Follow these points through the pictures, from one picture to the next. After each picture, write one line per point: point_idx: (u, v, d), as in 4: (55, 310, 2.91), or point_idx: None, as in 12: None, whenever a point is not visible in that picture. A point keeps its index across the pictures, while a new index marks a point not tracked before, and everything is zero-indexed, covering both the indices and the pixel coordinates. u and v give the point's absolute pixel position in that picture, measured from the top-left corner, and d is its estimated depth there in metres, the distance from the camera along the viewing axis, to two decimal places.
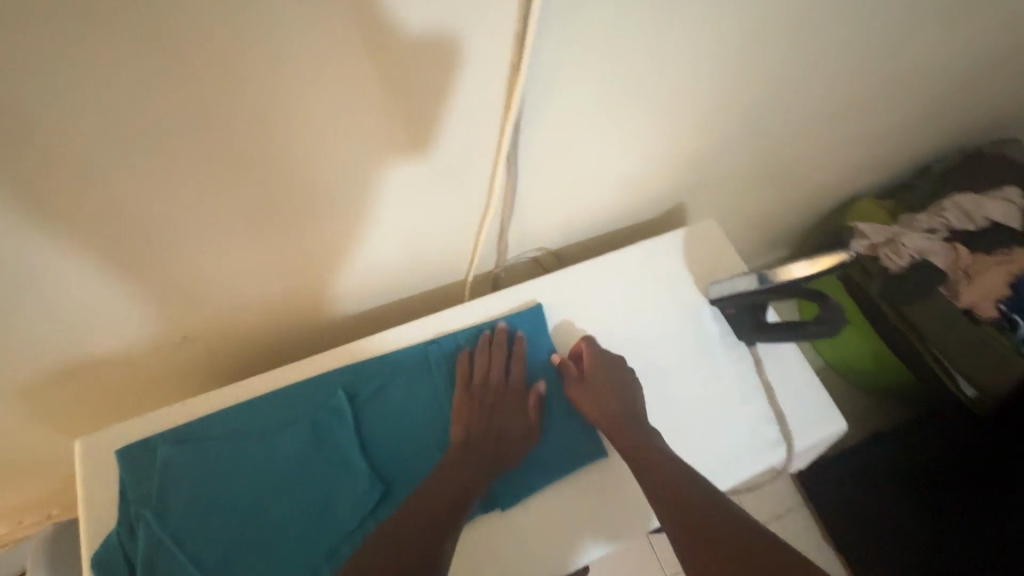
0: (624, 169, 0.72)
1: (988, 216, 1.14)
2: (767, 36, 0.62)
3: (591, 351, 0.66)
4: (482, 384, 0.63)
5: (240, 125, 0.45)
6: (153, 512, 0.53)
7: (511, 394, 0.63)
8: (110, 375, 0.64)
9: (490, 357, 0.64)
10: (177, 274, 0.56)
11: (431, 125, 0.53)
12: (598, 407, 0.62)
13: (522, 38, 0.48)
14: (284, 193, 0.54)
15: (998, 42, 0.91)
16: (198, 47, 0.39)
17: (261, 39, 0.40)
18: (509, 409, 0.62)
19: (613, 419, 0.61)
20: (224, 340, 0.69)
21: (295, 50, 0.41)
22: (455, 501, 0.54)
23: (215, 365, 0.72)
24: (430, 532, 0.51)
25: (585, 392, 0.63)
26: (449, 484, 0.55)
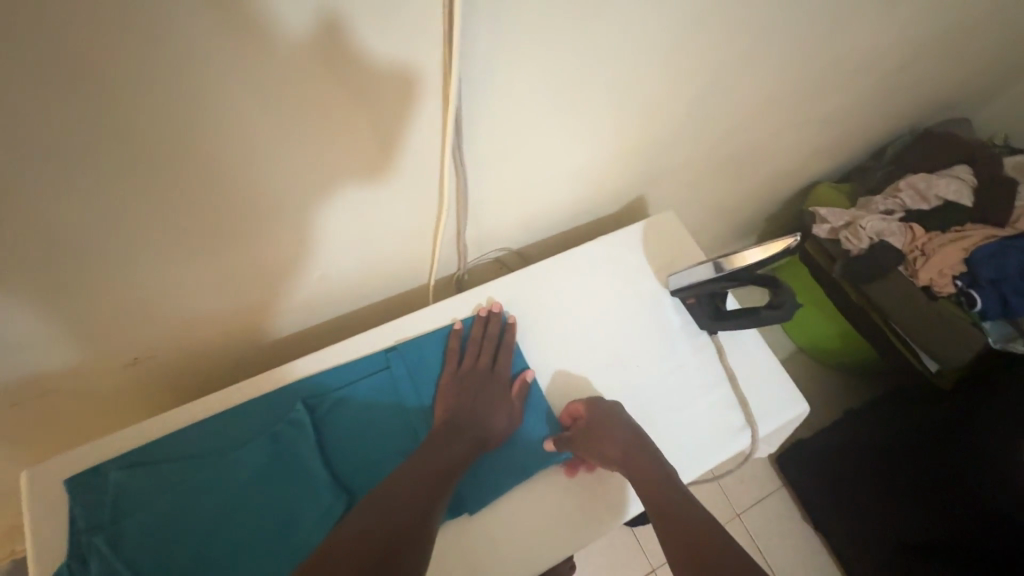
0: (579, 165, 0.73)
1: (940, 194, 1.17)
2: (706, 26, 0.62)
3: (585, 403, 0.64)
4: (467, 371, 0.64)
5: (168, 140, 0.44)
6: (105, 542, 0.51)
7: (495, 381, 0.64)
8: (61, 403, 0.63)
9: (480, 344, 0.66)
10: (120, 297, 0.55)
11: (372, 131, 0.52)
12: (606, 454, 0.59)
13: (451, 36, 0.46)
14: (226, 208, 0.52)
15: (935, 26, 0.94)
16: (110, 62, 0.37)
17: (176, 50, 0.38)
18: (489, 396, 0.63)
19: (626, 460, 0.59)
20: (179, 359, 0.67)
21: (214, 60, 0.40)
22: (427, 492, 0.53)
23: (174, 384, 0.70)
24: (406, 520, 0.50)
25: (588, 438, 0.61)
26: (415, 480, 0.53)
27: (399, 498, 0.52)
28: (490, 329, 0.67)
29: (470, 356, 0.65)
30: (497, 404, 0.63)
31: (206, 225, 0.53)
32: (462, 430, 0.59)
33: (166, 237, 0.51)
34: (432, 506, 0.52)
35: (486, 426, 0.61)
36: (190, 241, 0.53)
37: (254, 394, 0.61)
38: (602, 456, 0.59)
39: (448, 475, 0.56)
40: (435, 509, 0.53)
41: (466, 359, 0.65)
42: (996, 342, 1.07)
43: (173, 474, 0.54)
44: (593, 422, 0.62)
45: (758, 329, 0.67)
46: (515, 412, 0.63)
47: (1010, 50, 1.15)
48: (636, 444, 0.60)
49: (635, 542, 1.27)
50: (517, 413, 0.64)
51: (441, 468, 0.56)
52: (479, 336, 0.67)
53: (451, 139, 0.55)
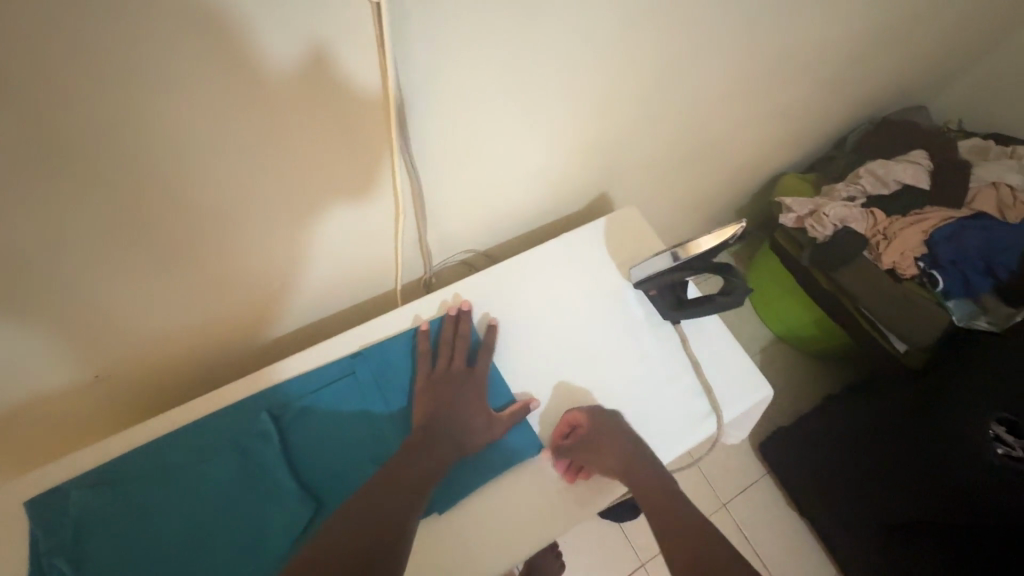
0: (537, 165, 0.74)
1: (899, 178, 1.19)
2: (648, 26, 0.64)
3: (582, 415, 0.64)
4: (442, 373, 0.64)
5: (112, 158, 0.44)
6: (69, 562, 0.50)
7: (473, 383, 0.64)
8: (24, 426, 0.62)
9: (452, 346, 0.66)
10: (74, 317, 0.54)
11: (317, 137, 0.52)
12: (606, 464, 0.60)
13: (381, 38, 0.46)
14: (177, 222, 0.52)
15: (879, 19, 0.98)
16: (32, 79, 0.36)
17: (101, 64, 0.38)
18: (466, 399, 0.63)
19: (623, 468, 0.60)
20: (145, 376, 0.67)
21: (141, 74, 0.40)
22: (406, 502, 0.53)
23: (142, 400, 0.70)
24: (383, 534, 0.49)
25: (589, 449, 0.61)
26: (391, 495, 0.53)
27: (388, 508, 0.52)
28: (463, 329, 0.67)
29: (444, 357, 0.65)
30: (472, 405, 0.62)
31: (158, 241, 0.52)
32: (439, 435, 0.59)
33: (119, 255, 0.51)
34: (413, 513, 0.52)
35: (462, 428, 0.61)
36: (145, 257, 0.53)
37: (218, 407, 0.60)
38: (601, 466, 0.60)
39: (429, 478, 0.56)
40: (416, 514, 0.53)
41: (439, 362, 0.65)
42: (960, 321, 1.10)
43: (136, 493, 0.54)
44: (591, 432, 0.63)
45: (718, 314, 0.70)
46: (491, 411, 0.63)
47: (958, 36, 1.19)
48: (633, 452, 0.61)
49: (623, 536, 1.28)
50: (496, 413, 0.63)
51: (424, 472, 0.56)
52: (450, 338, 0.67)
53: (397, 143, 0.55)
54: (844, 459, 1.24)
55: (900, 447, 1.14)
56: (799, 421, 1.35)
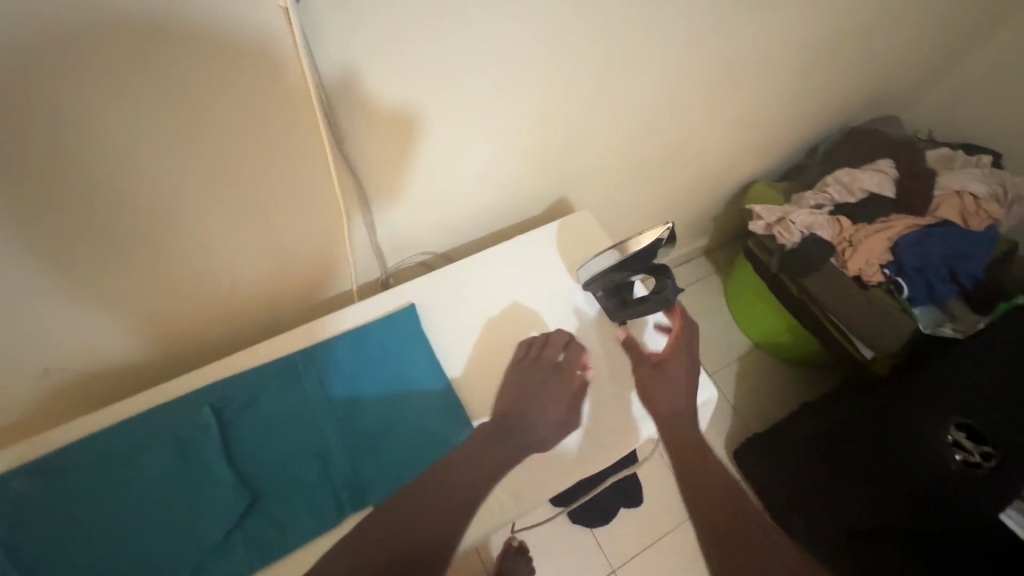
0: (484, 167, 0.77)
1: (864, 187, 1.21)
2: (580, 36, 0.67)
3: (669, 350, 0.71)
4: (532, 369, 0.68)
5: (42, 154, 0.46)
6: (3, 549, 0.51)
7: (561, 379, 0.67)
8: None
9: (542, 347, 0.70)
10: (16, 308, 0.55)
11: (248, 138, 0.55)
12: (657, 401, 0.67)
13: (299, 47, 0.49)
14: (115, 217, 0.54)
15: (830, 32, 1.00)
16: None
17: (14, 68, 0.40)
18: (550, 394, 0.66)
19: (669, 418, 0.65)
20: (96, 369, 0.68)
21: (56, 76, 0.42)
22: (450, 500, 0.55)
23: (96, 394, 0.72)
24: (416, 521, 0.53)
25: (652, 383, 0.69)
26: (450, 478, 0.57)
27: (420, 514, 0.54)
28: (558, 333, 0.71)
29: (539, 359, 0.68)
30: (554, 399, 0.65)
31: (95, 237, 0.54)
32: (514, 428, 0.63)
33: (60, 248, 0.53)
34: (457, 523, 0.54)
35: (539, 421, 0.64)
36: (85, 251, 0.55)
37: (158, 400, 0.62)
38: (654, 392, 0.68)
39: (484, 487, 0.58)
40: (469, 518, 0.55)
41: (529, 359, 0.69)
42: (927, 327, 1.11)
43: (73, 484, 0.55)
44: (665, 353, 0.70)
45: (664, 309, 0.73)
46: (573, 411, 0.66)
47: (920, 48, 1.21)
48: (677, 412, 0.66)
49: (595, 542, 1.28)
50: (576, 407, 0.66)
51: (474, 488, 0.57)
52: (542, 338, 0.71)
53: (329, 146, 0.59)
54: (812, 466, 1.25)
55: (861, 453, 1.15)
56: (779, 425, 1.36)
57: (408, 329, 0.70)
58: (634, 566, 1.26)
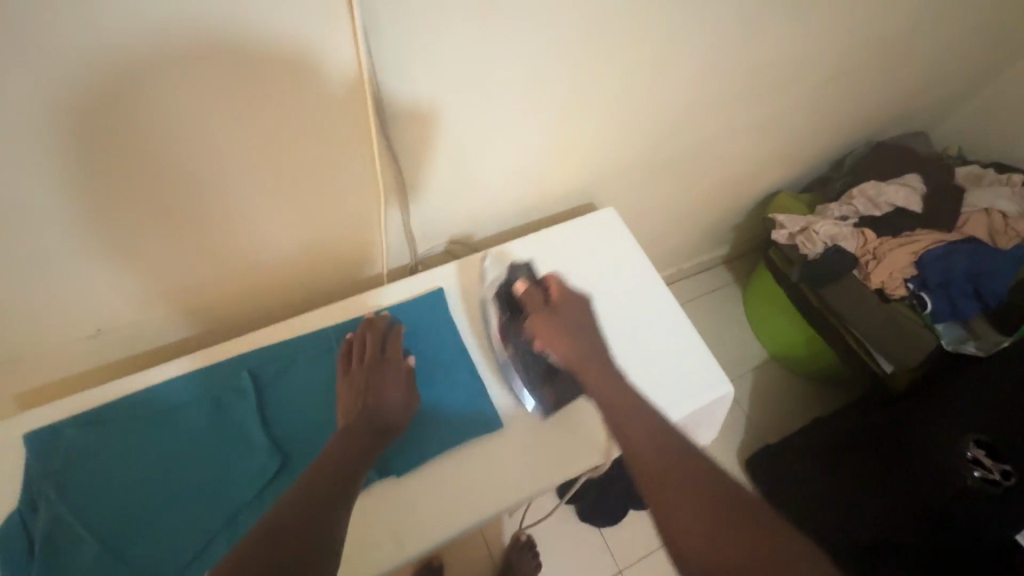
0: (515, 162, 0.80)
1: (890, 201, 1.21)
2: (617, 37, 0.69)
3: (557, 284, 0.69)
4: (359, 367, 0.64)
5: (116, 122, 0.49)
6: (55, 490, 0.55)
7: (389, 365, 0.65)
8: (29, 367, 0.68)
9: (367, 341, 0.66)
10: (75, 261, 0.59)
11: (300, 121, 0.58)
12: (559, 345, 0.65)
13: (359, 35, 0.52)
14: (174, 187, 0.58)
15: (865, 42, 1.01)
16: (33, 51, 0.42)
17: (100, 39, 0.43)
18: (388, 378, 0.64)
19: (584, 361, 0.63)
20: (141, 329, 0.72)
21: (139, 54, 0.45)
22: (344, 476, 0.54)
23: (140, 355, 0.76)
24: (335, 497, 0.51)
25: (548, 337, 0.65)
26: (347, 454, 0.56)
27: (325, 492, 0.51)
28: (369, 330, 0.67)
29: (357, 354, 0.65)
30: (391, 385, 0.63)
31: (151, 205, 0.58)
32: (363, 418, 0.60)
33: (122, 211, 0.57)
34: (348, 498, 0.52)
35: (385, 409, 0.61)
36: (143, 216, 0.59)
37: (199, 363, 0.65)
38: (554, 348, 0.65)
39: (361, 461, 0.56)
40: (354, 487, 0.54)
41: (355, 359, 0.65)
42: (948, 344, 1.09)
43: (118, 436, 0.59)
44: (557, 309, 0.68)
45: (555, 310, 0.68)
46: (411, 391, 0.65)
47: (952, 64, 1.21)
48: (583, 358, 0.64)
49: (601, 542, 1.29)
50: (414, 389, 0.65)
51: (354, 458, 0.55)
52: (364, 334, 0.67)
53: (374, 133, 0.62)
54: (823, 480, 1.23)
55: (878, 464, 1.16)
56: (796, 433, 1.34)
57: (427, 312, 0.74)
58: (640, 568, 1.27)
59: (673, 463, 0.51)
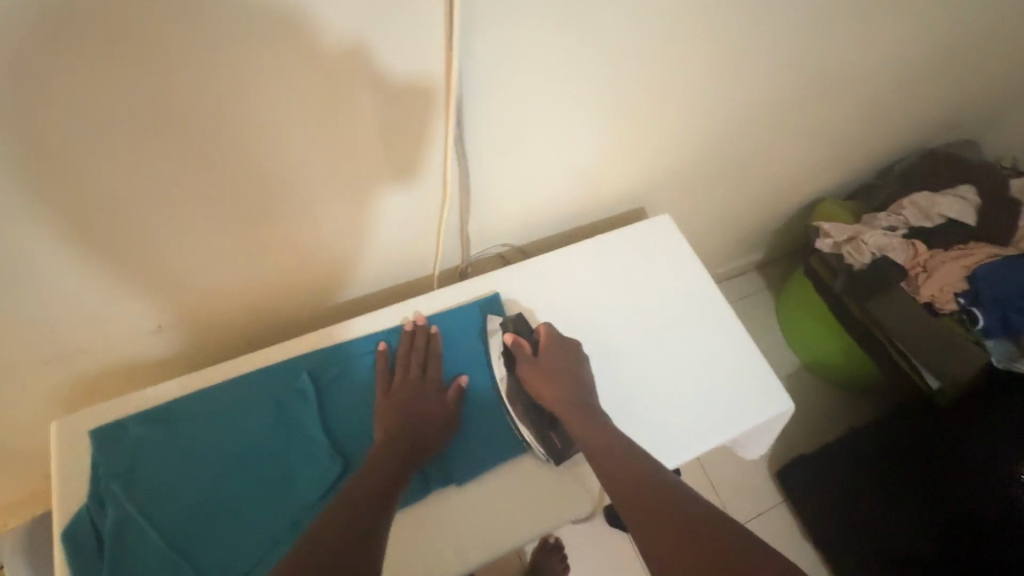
0: (572, 163, 0.80)
1: (943, 212, 1.17)
2: (686, 34, 0.68)
3: (547, 334, 0.67)
4: (400, 385, 0.64)
5: (200, 114, 0.49)
6: (122, 486, 0.55)
7: (430, 385, 0.65)
8: (91, 350, 0.69)
9: (408, 358, 0.66)
10: (145, 251, 0.60)
11: (375, 116, 0.57)
12: (549, 393, 0.64)
13: (451, 34, 0.52)
14: (245, 178, 0.57)
15: (926, 47, 0.99)
16: (140, 39, 0.42)
17: (199, 30, 0.43)
18: (428, 399, 0.63)
19: (573, 409, 0.62)
20: (197, 320, 0.73)
21: (233, 46, 0.45)
22: (379, 497, 0.54)
23: (195, 344, 0.77)
24: (368, 516, 0.52)
25: (538, 384, 0.64)
26: (381, 474, 0.56)
27: (357, 510, 0.52)
28: (405, 346, 0.67)
29: (399, 372, 0.65)
30: (429, 409, 0.63)
31: (225, 199, 0.59)
32: (398, 439, 0.59)
33: (195, 201, 0.57)
34: (385, 519, 0.53)
35: (423, 431, 0.61)
36: (214, 207, 0.59)
37: (261, 361, 0.65)
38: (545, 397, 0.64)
39: (396, 481, 0.57)
40: (390, 505, 0.54)
41: (396, 376, 0.65)
42: (998, 361, 1.06)
43: (181, 436, 0.59)
44: (546, 359, 0.66)
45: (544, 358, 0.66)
46: (451, 412, 0.64)
47: (1012, 71, 1.18)
48: (574, 406, 0.63)
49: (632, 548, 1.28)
50: (455, 412, 0.64)
51: (390, 477, 0.56)
52: (406, 351, 0.66)
53: (451, 133, 0.60)
54: (855, 501, 1.27)
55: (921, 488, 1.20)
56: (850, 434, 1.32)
57: (471, 323, 0.71)
58: None
59: (645, 495, 0.53)
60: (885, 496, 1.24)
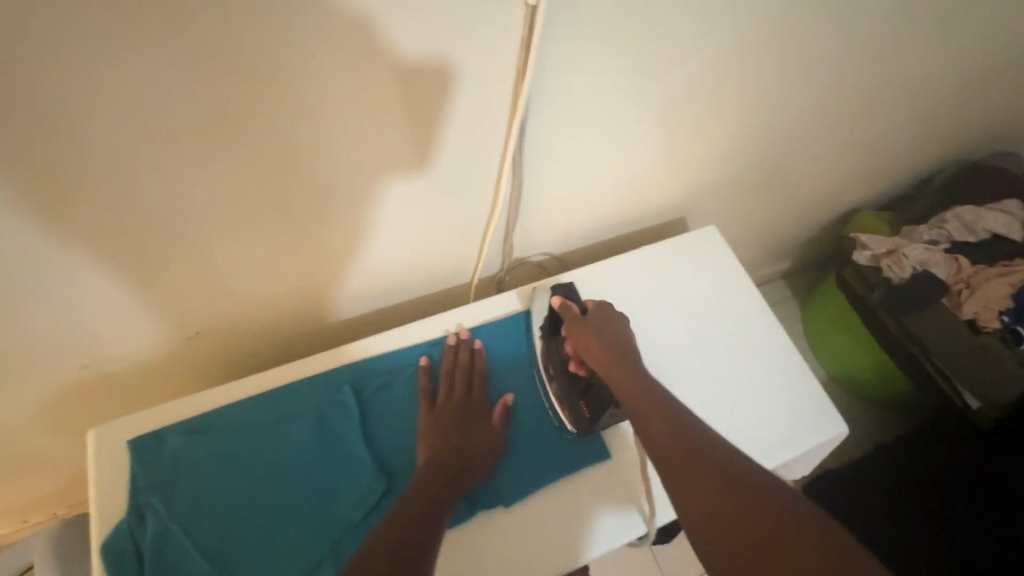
0: (620, 171, 0.80)
1: (988, 228, 1.14)
2: (744, 41, 0.67)
3: (597, 300, 0.65)
4: (445, 403, 0.62)
5: (260, 113, 0.48)
6: (162, 501, 0.54)
7: (474, 404, 0.63)
8: (127, 347, 0.67)
9: (452, 376, 0.64)
10: (188, 251, 0.58)
11: (430, 117, 0.56)
12: (589, 352, 0.61)
13: (529, 40, 0.52)
14: (295, 179, 0.56)
15: (981, 59, 0.96)
16: (223, 30, 0.41)
17: (271, 28, 0.42)
18: (473, 419, 0.62)
19: (615, 364, 0.59)
20: (233, 321, 0.72)
21: (302, 45, 0.44)
22: (427, 517, 0.52)
23: (230, 344, 0.76)
24: (416, 537, 0.49)
25: (582, 339, 0.62)
26: (427, 495, 0.54)
27: (406, 531, 0.50)
28: (448, 362, 0.65)
29: (442, 390, 0.63)
30: (475, 430, 0.61)
31: (271, 199, 0.57)
32: (444, 461, 0.57)
33: (242, 201, 0.56)
34: (433, 540, 0.50)
35: (469, 452, 0.59)
36: (260, 208, 0.58)
37: (301, 370, 0.63)
38: (587, 351, 0.61)
39: (444, 504, 0.54)
40: (438, 528, 0.52)
41: (440, 396, 0.62)
42: None
43: (221, 449, 0.57)
44: (595, 320, 0.63)
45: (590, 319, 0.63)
46: (498, 431, 0.62)
47: None
48: (617, 358, 0.60)
49: (654, 564, 1.22)
50: (501, 431, 0.62)
51: (439, 499, 0.54)
52: (449, 368, 0.64)
53: (512, 143, 0.61)
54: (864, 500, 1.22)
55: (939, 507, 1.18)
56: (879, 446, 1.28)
57: (513, 337, 0.69)
58: None
59: (691, 459, 0.50)
60: (894, 501, 1.21)
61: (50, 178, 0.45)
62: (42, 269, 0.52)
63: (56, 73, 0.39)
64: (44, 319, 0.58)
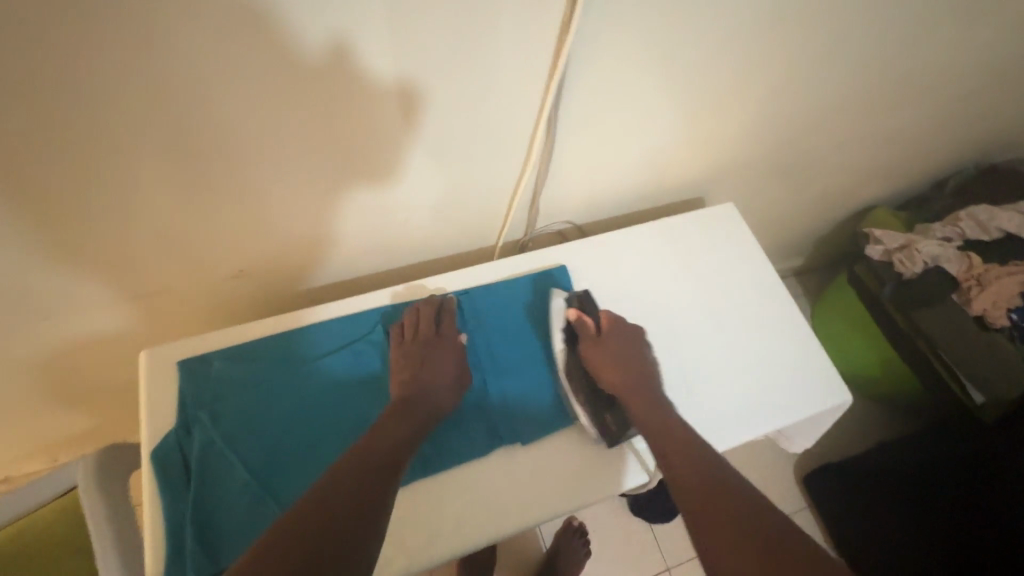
0: (645, 146, 0.83)
1: (1001, 226, 1.15)
2: (778, 24, 0.69)
3: (610, 316, 0.69)
4: (412, 341, 0.65)
5: (322, 64, 0.52)
6: (208, 416, 0.58)
7: (443, 346, 0.65)
8: (172, 283, 0.72)
9: (420, 315, 0.67)
10: (239, 191, 0.62)
11: (475, 76, 0.59)
12: (611, 374, 0.66)
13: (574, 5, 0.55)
14: (345, 130, 0.60)
15: (1009, 59, 0.97)
16: None
17: None
18: (439, 358, 0.64)
19: (631, 388, 0.65)
20: (272, 264, 0.77)
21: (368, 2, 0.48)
22: (392, 459, 0.54)
23: (266, 287, 0.80)
24: (376, 477, 0.51)
25: (598, 361, 0.67)
26: (390, 437, 0.56)
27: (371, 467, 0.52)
28: (424, 306, 0.68)
29: (411, 329, 0.66)
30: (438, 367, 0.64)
31: (321, 148, 0.61)
32: (416, 402, 0.60)
33: (295, 147, 0.60)
34: (393, 481, 0.52)
35: (433, 394, 0.61)
36: (311, 155, 0.61)
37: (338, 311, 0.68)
38: (608, 375, 0.66)
39: (411, 442, 0.57)
40: (398, 468, 0.54)
41: (407, 334, 0.66)
42: None
43: (261, 373, 0.61)
44: (609, 339, 0.68)
45: (608, 340, 0.68)
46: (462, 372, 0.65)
47: None
48: (634, 384, 0.65)
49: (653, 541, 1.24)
50: (465, 370, 0.65)
51: (410, 433, 0.57)
52: (419, 308, 0.68)
53: (550, 101, 0.65)
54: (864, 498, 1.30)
55: (931, 506, 1.21)
56: (884, 445, 1.32)
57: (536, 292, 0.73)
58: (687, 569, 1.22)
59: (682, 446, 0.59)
60: (893, 495, 1.26)
61: (127, 112, 0.49)
62: (108, 199, 0.56)
63: (145, 15, 0.43)
64: (103, 250, 0.62)
